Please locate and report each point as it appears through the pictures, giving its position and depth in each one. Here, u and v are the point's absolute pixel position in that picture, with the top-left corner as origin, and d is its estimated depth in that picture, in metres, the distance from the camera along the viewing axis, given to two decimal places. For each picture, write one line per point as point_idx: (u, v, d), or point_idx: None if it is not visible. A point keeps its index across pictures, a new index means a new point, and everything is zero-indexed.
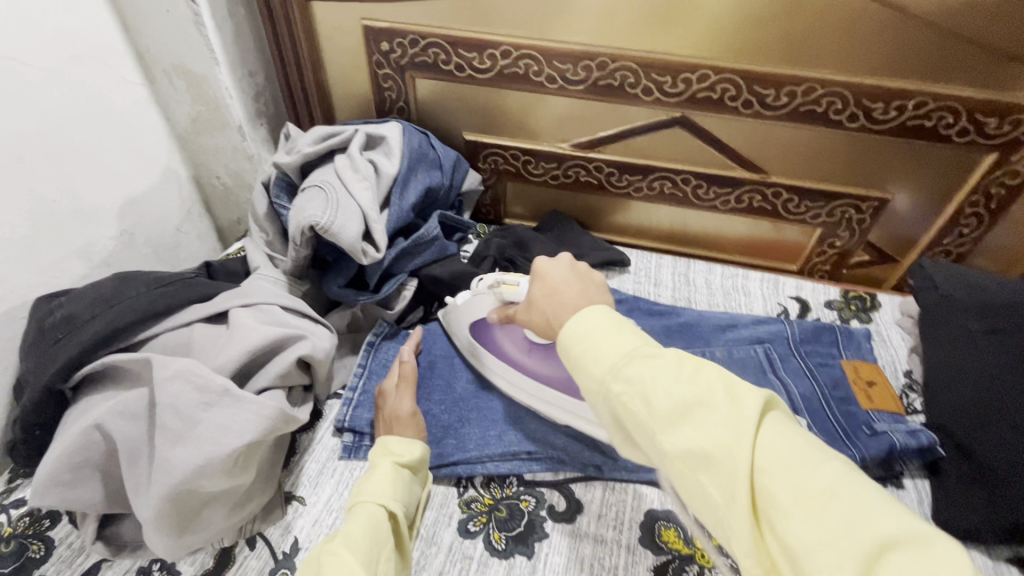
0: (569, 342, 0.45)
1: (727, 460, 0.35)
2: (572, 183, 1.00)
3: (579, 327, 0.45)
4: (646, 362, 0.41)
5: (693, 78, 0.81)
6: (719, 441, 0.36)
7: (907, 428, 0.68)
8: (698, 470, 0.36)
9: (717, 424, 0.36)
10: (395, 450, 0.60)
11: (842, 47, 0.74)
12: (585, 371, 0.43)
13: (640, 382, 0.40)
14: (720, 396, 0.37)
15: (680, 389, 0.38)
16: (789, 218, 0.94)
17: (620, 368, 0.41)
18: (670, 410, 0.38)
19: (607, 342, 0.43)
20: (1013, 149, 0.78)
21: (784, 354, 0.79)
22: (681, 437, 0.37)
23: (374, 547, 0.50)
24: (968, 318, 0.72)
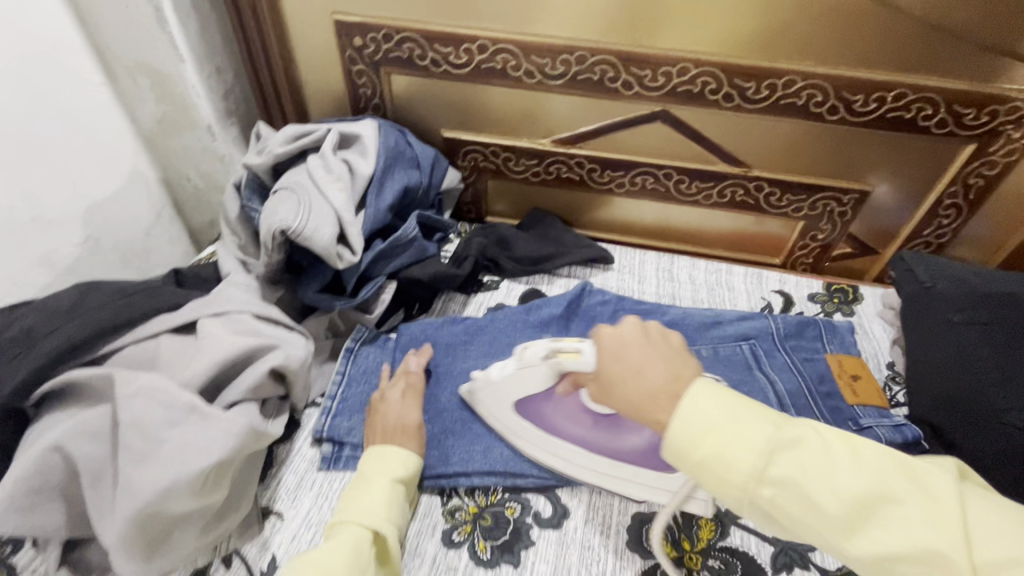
0: (680, 450, 0.42)
1: (936, 556, 0.36)
2: (553, 180, 0.98)
3: (693, 428, 0.42)
4: (792, 454, 0.40)
5: (673, 72, 0.80)
6: (917, 536, 0.37)
7: (892, 423, 0.69)
8: (905, 567, 0.37)
9: (915, 518, 0.37)
10: (391, 463, 0.58)
11: (822, 38, 0.74)
12: (711, 478, 0.42)
13: (794, 482, 0.39)
14: (902, 484, 0.38)
15: (854, 485, 0.38)
16: (772, 211, 0.94)
17: (765, 471, 0.40)
18: (847, 513, 0.38)
19: (740, 442, 0.41)
20: (991, 140, 0.78)
21: (770, 348, 0.79)
22: (881, 535, 0.37)
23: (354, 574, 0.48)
24: (948, 310, 0.72)
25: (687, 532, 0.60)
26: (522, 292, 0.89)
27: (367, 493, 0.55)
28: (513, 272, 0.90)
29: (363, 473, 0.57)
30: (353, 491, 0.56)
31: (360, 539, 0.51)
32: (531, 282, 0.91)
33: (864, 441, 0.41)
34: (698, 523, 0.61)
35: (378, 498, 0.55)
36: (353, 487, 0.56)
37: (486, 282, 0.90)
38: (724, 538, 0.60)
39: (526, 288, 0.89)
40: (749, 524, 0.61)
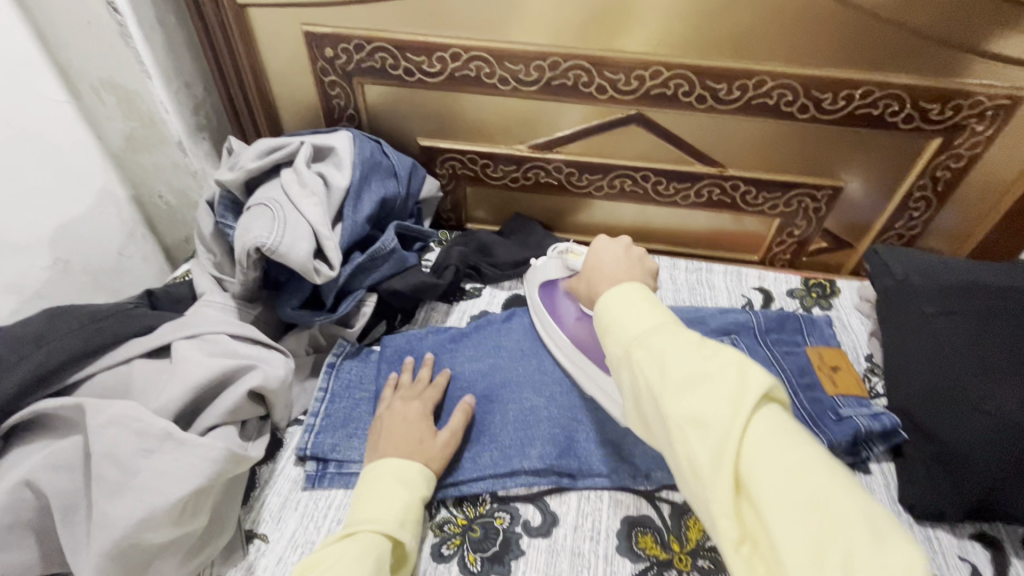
0: (604, 313, 0.52)
1: (719, 431, 0.39)
2: (532, 185, 0.98)
3: (614, 302, 0.51)
4: (659, 337, 0.46)
5: (646, 75, 0.80)
6: (710, 413, 0.40)
7: (870, 411, 0.70)
8: (692, 436, 0.40)
9: (720, 398, 0.40)
10: (408, 475, 0.58)
11: (790, 39, 0.75)
12: (614, 334, 0.50)
13: (658, 352, 0.45)
14: (721, 376, 0.41)
15: (688, 361, 0.43)
16: (748, 209, 0.95)
17: (642, 339, 0.47)
18: (674, 379, 0.42)
19: (633, 317, 0.49)
20: (956, 133, 0.80)
21: (751, 345, 0.80)
22: (682, 403, 0.41)
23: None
24: (921, 301, 0.74)
25: (677, 534, 0.60)
26: (505, 299, 0.89)
27: (388, 501, 0.55)
28: (496, 279, 0.90)
29: (381, 478, 0.57)
30: (372, 496, 0.55)
31: (382, 552, 0.51)
32: (513, 288, 0.90)
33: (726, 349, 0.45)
34: (687, 524, 0.61)
35: (398, 508, 0.55)
36: (370, 491, 0.56)
37: (468, 289, 0.90)
38: (713, 538, 0.60)
39: (509, 295, 0.89)
40: None
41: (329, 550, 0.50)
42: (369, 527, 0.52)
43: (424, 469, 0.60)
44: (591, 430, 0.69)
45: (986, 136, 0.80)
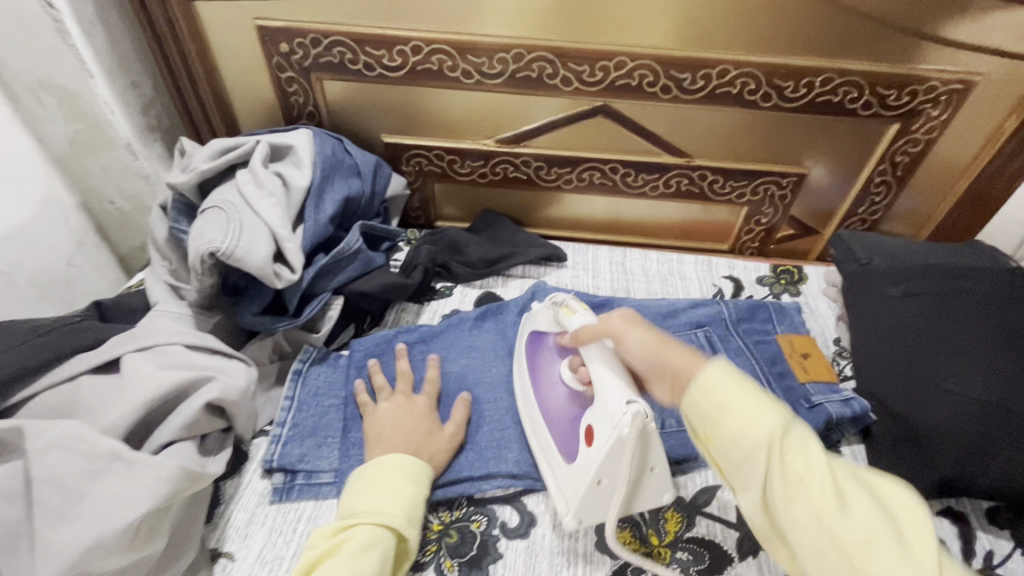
0: (702, 391, 0.45)
1: (910, 558, 0.37)
2: (501, 180, 0.97)
3: (719, 381, 0.45)
4: (792, 449, 0.42)
5: (610, 66, 0.80)
6: (880, 540, 0.38)
7: (842, 398, 0.71)
8: (875, 556, 0.37)
9: (888, 538, 0.38)
10: (408, 470, 0.57)
11: (751, 27, 0.75)
12: (725, 433, 0.43)
13: (800, 470, 0.41)
14: (873, 497, 0.40)
15: (838, 473, 0.41)
16: (716, 199, 0.95)
17: (774, 445, 0.42)
18: (837, 508, 0.39)
19: (756, 406, 0.43)
20: (913, 118, 0.82)
21: (723, 335, 0.81)
22: (858, 522, 0.38)
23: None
24: (885, 284, 0.75)
25: (655, 527, 0.60)
26: (477, 297, 0.87)
27: (392, 495, 0.54)
28: (467, 278, 0.88)
29: (381, 472, 0.56)
30: (372, 488, 0.55)
31: (385, 547, 0.51)
32: (485, 286, 0.89)
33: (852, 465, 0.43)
34: (664, 516, 0.61)
35: (401, 502, 0.54)
36: (371, 483, 0.55)
37: (439, 289, 0.88)
38: (690, 529, 0.60)
39: (481, 292, 0.88)
40: (714, 512, 0.61)
41: (332, 544, 0.50)
42: (370, 520, 0.52)
43: (426, 465, 0.59)
44: None
45: (941, 120, 0.81)
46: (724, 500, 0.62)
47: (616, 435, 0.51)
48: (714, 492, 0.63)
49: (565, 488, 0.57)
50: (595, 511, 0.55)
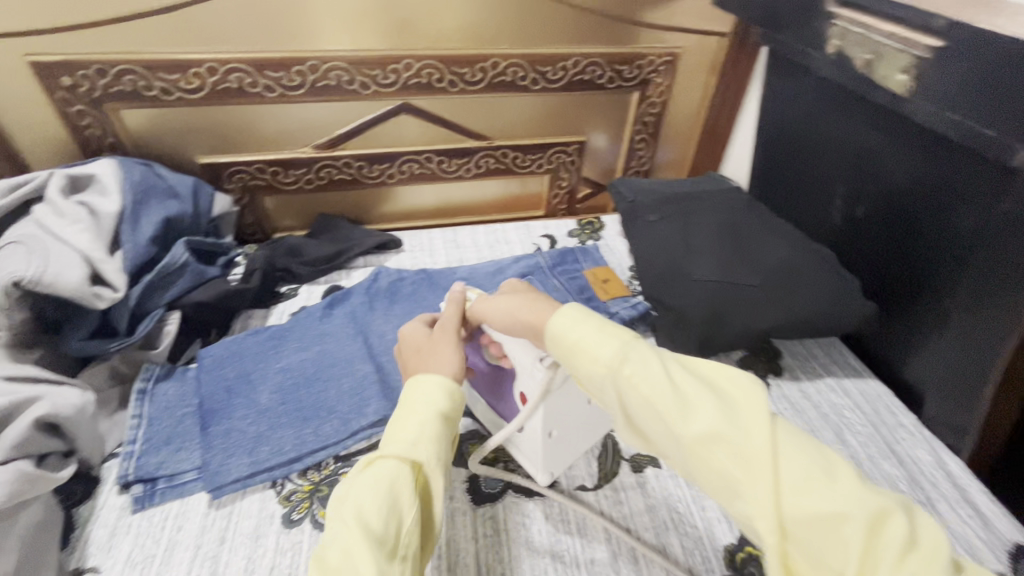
0: (557, 340, 0.50)
1: (750, 449, 0.38)
2: (329, 183, 1.03)
3: (567, 325, 0.49)
4: (633, 363, 0.44)
5: (400, 69, 0.92)
6: (719, 427, 0.40)
7: (632, 304, 0.90)
8: (711, 435, 0.40)
9: (729, 421, 0.40)
10: (433, 391, 0.51)
11: (508, 27, 0.92)
12: (581, 363, 0.47)
13: (638, 374, 0.44)
14: (717, 392, 0.42)
15: (677, 379, 0.43)
16: (521, 171, 1.12)
17: (618, 364, 0.45)
18: (674, 403, 0.42)
19: (596, 340, 0.47)
20: (646, 86, 1.04)
21: (541, 279, 0.96)
22: (695, 422, 0.41)
23: (387, 519, 0.43)
24: (646, 213, 0.96)
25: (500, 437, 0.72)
26: (322, 291, 0.93)
27: (411, 422, 0.49)
28: (310, 276, 0.94)
29: (412, 397, 0.51)
30: (399, 418, 0.50)
31: (400, 477, 0.45)
32: (330, 280, 0.96)
33: (708, 367, 0.45)
34: None
35: (417, 428, 0.48)
36: (402, 417, 0.50)
37: (284, 291, 0.93)
38: None
39: (327, 286, 0.94)
40: None
41: (350, 484, 0.46)
42: (396, 454, 0.47)
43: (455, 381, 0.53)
44: None
45: (666, 85, 1.05)
46: None
47: (536, 391, 0.58)
48: None
49: (530, 449, 0.65)
50: (558, 458, 0.66)
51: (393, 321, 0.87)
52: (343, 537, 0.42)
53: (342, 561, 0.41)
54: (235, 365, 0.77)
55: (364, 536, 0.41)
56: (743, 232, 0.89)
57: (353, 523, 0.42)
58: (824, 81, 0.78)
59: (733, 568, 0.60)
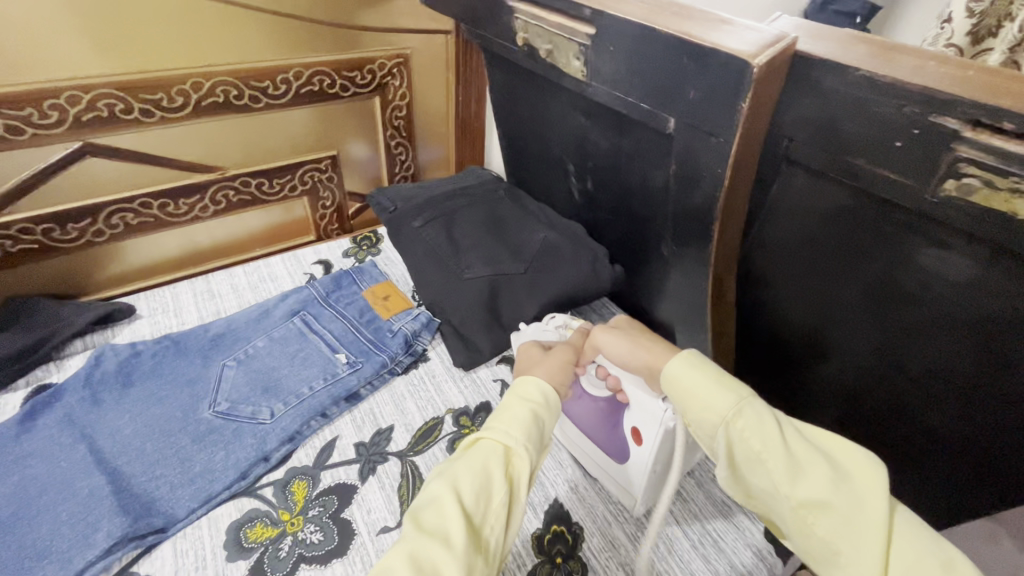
0: (670, 383, 0.54)
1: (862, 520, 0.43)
2: (5, 258, 0.81)
3: (681, 372, 0.53)
4: (744, 420, 0.49)
5: (62, 103, 0.75)
6: (832, 495, 0.45)
7: (412, 316, 0.87)
8: (824, 506, 0.45)
9: (845, 493, 0.45)
10: (530, 392, 0.57)
11: (201, 42, 0.81)
12: (692, 413, 0.52)
13: (755, 431, 0.48)
14: (833, 459, 0.47)
15: (792, 444, 0.48)
16: (273, 197, 1.00)
17: (729, 421, 0.49)
18: (788, 468, 0.47)
19: (711, 393, 0.51)
20: (385, 90, 1.01)
21: (317, 312, 0.88)
22: (807, 490, 0.46)
23: (476, 497, 0.48)
24: (411, 219, 0.93)
25: (284, 504, 0.64)
26: (22, 397, 0.73)
27: (511, 412, 0.54)
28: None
29: (515, 393, 0.57)
30: (500, 408, 0.56)
31: (496, 457, 0.51)
32: (33, 380, 0.75)
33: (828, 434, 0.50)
34: (291, 490, 0.65)
35: (514, 417, 0.54)
36: (501, 412, 0.55)
37: None
38: (317, 485, 0.66)
39: (29, 389, 0.74)
40: (336, 459, 0.69)
41: (453, 461, 0.52)
42: (495, 438, 0.52)
43: (556, 393, 0.58)
44: (174, 472, 0.65)
45: (406, 87, 1.03)
46: (343, 444, 0.71)
47: (657, 428, 0.58)
48: (332, 446, 0.71)
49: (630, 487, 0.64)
50: (654, 495, 0.64)
51: (129, 411, 0.71)
52: (441, 502, 0.47)
53: (436, 524, 0.46)
54: None
55: (456, 502, 0.47)
56: (505, 222, 0.93)
57: (450, 492, 0.47)
58: (526, 72, 0.82)
59: (540, 552, 0.62)
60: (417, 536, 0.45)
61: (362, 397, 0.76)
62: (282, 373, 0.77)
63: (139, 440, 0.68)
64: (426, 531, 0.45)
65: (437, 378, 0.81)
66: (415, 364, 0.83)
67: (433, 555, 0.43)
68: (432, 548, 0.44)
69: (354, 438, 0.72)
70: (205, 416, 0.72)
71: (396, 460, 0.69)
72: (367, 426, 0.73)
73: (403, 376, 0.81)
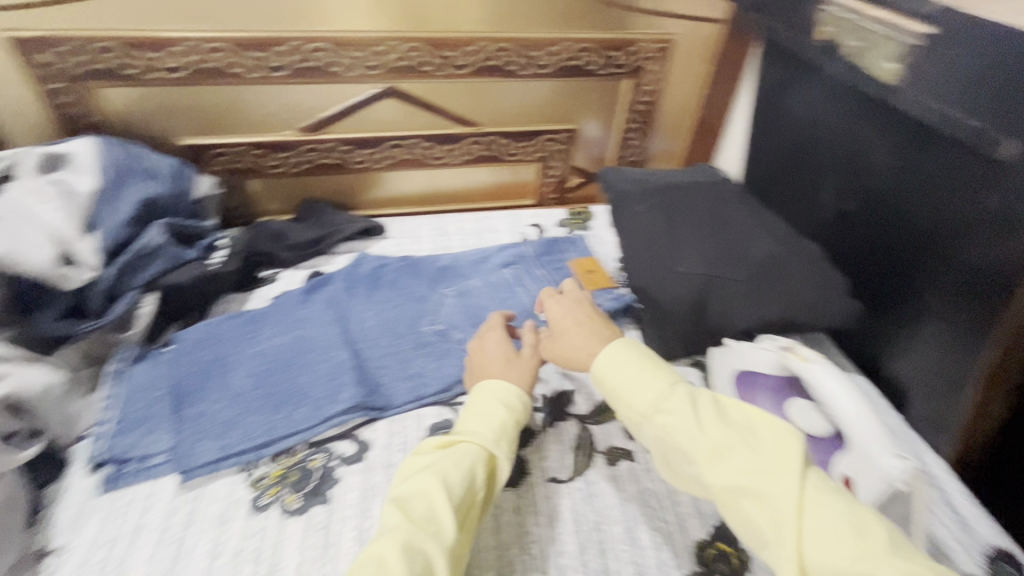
0: (601, 380, 0.57)
1: (773, 497, 0.44)
2: (313, 168, 1.02)
3: (609, 368, 0.57)
4: (667, 412, 0.52)
5: (385, 51, 0.90)
6: (742, 472, 0.46)
7: (614, 296, 0.88)
8: (740, 486, 0.46)
9: (757, 471, 0.46)
10: (505, 395, 0.60)
11: (498, 10, 0.90)
12: (622, 406, 0.56)
13: (676, 418, 0.51)
14: (751, 439, 0.48)
15: (706, 425, 0.50)
16: (511, 159, 1.10)
17: (654, 409, 0.52)
18: (705, 451, 0.49)
19: (636, 384, 0.54)
20: (639, 74, 1.02)
21: (527, 269, 0.94)
22: (721, 473, 0.47)
23: (463, 493, 0.51)
24: (633, 203, 0.95)
25: None
26: (305, 275, 0.93)
27: (490, 415, 0.58)
28: (292, 261, 0.94)
29: (481, 396, 0.61)
30: (474, 411, 0.59)
31: (478, 458, 0.54)
32: (313, 265, 0.95)
33: (743, 412, 0.51)
34: None
35: (493, 423, 0.58)
36: (479, 411, 0.59)
37: (265, 276, 0.92)
38: None
39: (309, 271, 0.94)
40: None
41: (433, 455, 0.55)
42: (476, 441, 0.56)
43: (519, 392, 0.62)
44: (396, 368, 0.78)
45: (659, 73, 1.03)
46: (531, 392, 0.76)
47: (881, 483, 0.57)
48: None
49: None
50: None
51: (373, 308, 0.86)
52: (428, 498, 0.50)
53: (424, 514, 0.49)
54: (210, 348, 0.77)
55: (446, 496, 0.50)
56: (730, 224, 0.88)
57: (440, 485, 0.51)
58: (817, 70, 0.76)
59: (701, 562, 0.60)
60: (405, 522, 0.48)
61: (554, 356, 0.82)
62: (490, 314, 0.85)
63: (376, 334, 0.82)
64: (415, 521, 0.49)
65: None
66: None
67: (423, 541, 0.47)
68: (422, 540, 0.47)
69: (541, 391, 0.77)
70: (425, 330, 0.83)
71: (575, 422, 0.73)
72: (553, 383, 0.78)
73: None
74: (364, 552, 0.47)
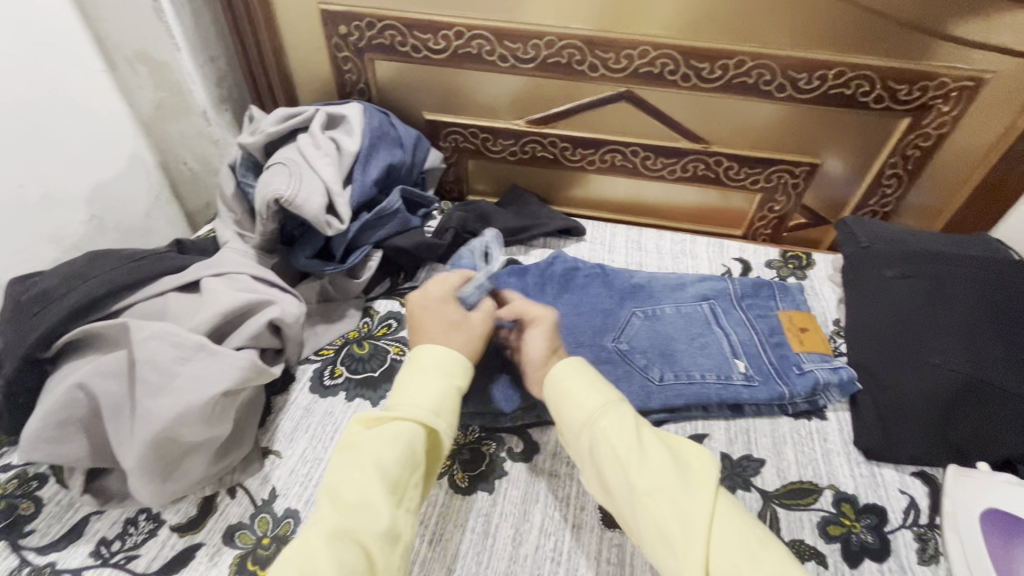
0: (554, 386, 0.60)
1: (691, 507, 0.48)
2: (530, 158, 1.05)
3: (567, 379, 0.60)
4: (610, 422, 0.55)
5: (634, 55, 0.87)
6: (667, 483, 0.50)
7: (831, 366, 0.75)
8: (659, 496, 0.49)
9: (682, 486, 0.50)
10: (449, 365, 0.60)
11: (771, 24, 0.81)
12: (567, 414, 0.58)
13: (622, 429, 0.54)
14: (677, 460, 0.53)
15: (645, 439, 0.54)
16: (732, 184, 1.01)
17: (596, 421, 0.56)
18: (636, 461, 0.52)
19: (587, 394, 0.58)
20: (924, 113, 0.86)
21: (727, 308, 0.85)
22: (649, 480, 0.50)
23: (399, 475, 0.52)
24: (883, 267, 0.80)
25: None
26: (501, 262, 0.96)
27: (418, 389, 0.57)
28: None
29: (415, 360, 0.60)
30: (409, 386, 0.57)
31: (409, 439, 0.54)
32: (509, 252, 0.98)
33: (672, 437, 0.56)
34: None
35: (433, 398, 0.57)
36: (410, 381, 0.58)
37: None
38: None
39: (505, 258, 0.97)
40: None
41: (361, 436, 0.54)
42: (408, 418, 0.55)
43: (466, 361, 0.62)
44: None
45: (952, 115, 0.85)
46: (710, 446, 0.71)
47: None
48: (701, 439, 0.71)
49: None
50: None
51: (561, 309, 0.86)
52: (363, 484, 0.50)
53: (359, 495, 0.49)
54: None
55: (381, 479, 0.50)
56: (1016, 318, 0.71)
57: (373, 469, 0.51)
58: None
59: None
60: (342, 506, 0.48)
61: (744, 414, 0.74)
62: (679, 348, 0.80)
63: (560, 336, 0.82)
64: (348, 503, 0.49)
65: (828, 445, 0.71)
66: (807, 415, 0.75)
67: (356, 527, 0.48)
68: (359, 526, 0.48)
69: (722, 448, 0.70)
70: (609, 346, 0.80)
71: (757, 496, 0.65)
72: (737, 444, 0.71)
73: (791, 420, 0.74)
74: (302, 538, 0.46)
